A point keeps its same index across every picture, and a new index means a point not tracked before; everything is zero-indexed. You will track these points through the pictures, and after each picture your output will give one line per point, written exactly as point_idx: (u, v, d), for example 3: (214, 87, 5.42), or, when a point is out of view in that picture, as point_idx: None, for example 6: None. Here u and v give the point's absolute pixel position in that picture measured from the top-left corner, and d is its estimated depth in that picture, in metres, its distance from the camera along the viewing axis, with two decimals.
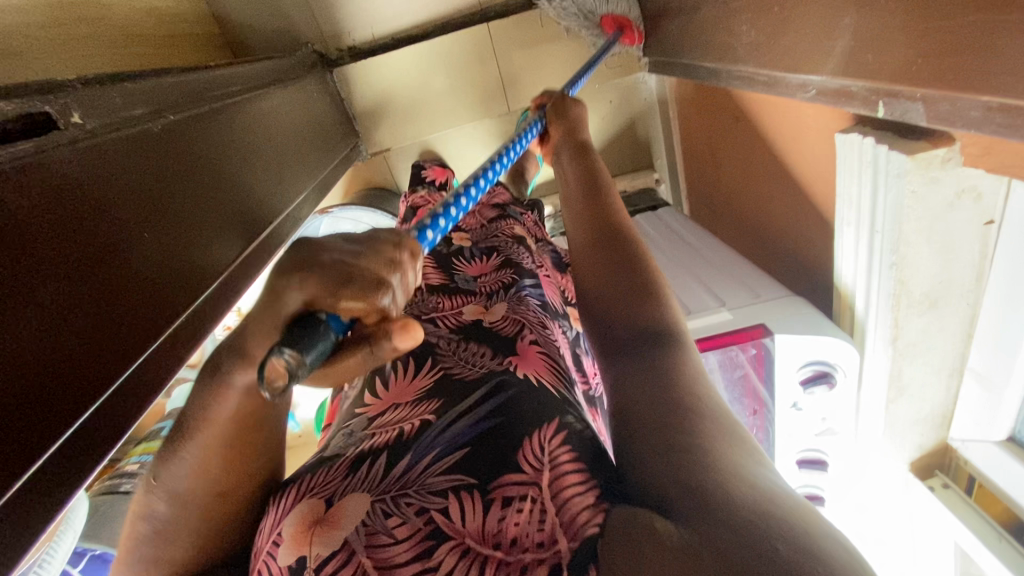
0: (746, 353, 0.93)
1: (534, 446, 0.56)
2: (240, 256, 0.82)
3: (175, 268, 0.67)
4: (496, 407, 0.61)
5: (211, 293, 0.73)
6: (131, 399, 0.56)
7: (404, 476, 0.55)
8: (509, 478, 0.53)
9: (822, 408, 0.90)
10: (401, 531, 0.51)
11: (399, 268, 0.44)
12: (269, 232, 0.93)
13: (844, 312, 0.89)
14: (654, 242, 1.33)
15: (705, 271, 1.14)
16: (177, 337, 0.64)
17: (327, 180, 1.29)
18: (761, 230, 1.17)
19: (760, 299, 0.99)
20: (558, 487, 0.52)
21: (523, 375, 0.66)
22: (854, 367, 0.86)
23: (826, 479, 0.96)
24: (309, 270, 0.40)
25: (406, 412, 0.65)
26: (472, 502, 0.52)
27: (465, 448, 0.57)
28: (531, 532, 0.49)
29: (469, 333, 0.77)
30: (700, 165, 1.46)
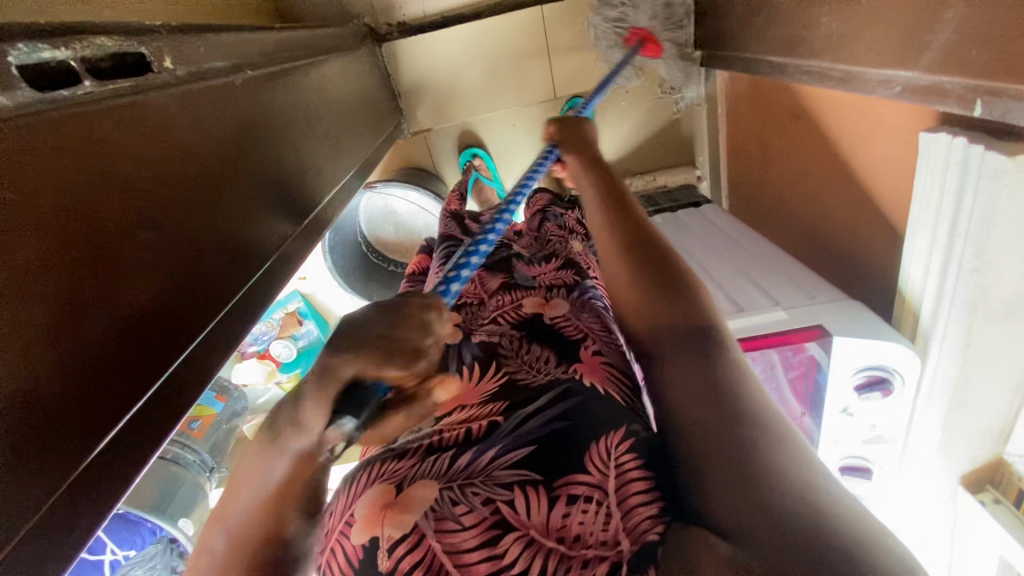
0: (800, 355, 0.92)
1: (600, 451, 0.53)
2: (302, 222, 0.82)
3: (253, 229, 0.68)
4: (565, 410, 0.59)
5: (274, 256, 0.73)
6: (205, 350, 0.58)
7: (471, 467, 0.54)
8: (577, 476, 0.51)
9: (873, 415, 0.89)
10: (468, 518, 0.50)
11: (431, 330, 0.49)
12: (326, 200, 0.93)
13: (905, 319, 0.87)
14: (698, 239, 1.30)
15: (755, 270, 1.12)
16: (240, 300, 0.64)
17: (375, 154, 1.28)
18: (812, 231, 1.16)
19: (816, 300, 0.97)
20: (625, 494, 0.50)
21: (590, 383, 0.64)
22: (914, 375, 0.84)
23: (867, 488, 0.95)
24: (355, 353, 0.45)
25: (473, 413, 0.64)
26: (538, 496, 0.50)
27: (531, 446, 0.55)
28: (596, 530, 0.48)
29: (533, 333, 0.77)
30: (747, 164, 1.45)
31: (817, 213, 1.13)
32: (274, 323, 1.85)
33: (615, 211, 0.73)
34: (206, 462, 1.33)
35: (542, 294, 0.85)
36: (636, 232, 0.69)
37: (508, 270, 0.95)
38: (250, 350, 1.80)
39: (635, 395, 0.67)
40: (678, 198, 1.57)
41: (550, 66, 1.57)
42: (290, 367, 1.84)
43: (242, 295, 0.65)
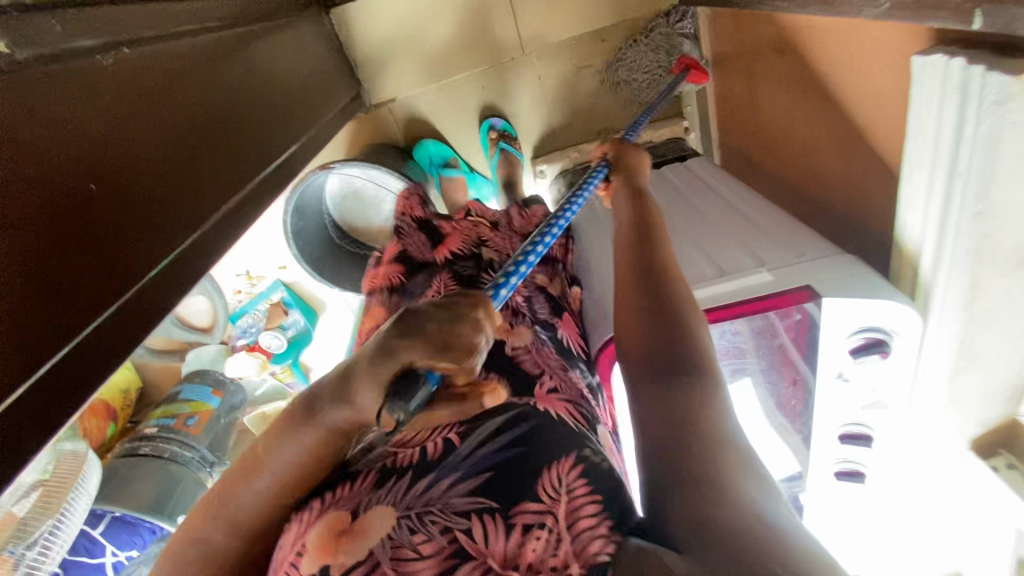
0: (790, 318, 0.85)
1: (553, 477, 0.58)
2: (225, 214, 0.77)
3: (160, 228, 0.63)
4: (519, 436, 0.62)
5: (175, 256, 0.66)
6: (97, 362, 0.54)
7: (427, 493, 0.57)
8: (528, 505, 0.56)
9: (871, 379, 0.82)
10: (425, 547, 0.53)
11: None
12: (256, 187, 0.86)
13: (903, 270, 0.79)
14: (684, 196, 1.19)
15: (741, 228, 1.01)
16: (126, 311, 0.58)
17: (325, 132, 1.19)
18: (800, 177, 1.06)
19: (805, 259, 0.87)
20: (575, 518, 0.55)
21: (546, 410, 0.68)
22: (913, 333, 0.76)
23: (868, 455, 0.89)
24: None
25: (427, 433, 0.65)
26: (495, 525, 0.54)
27: (486, 473, 0.58)
28: (546, 557, 0.52)
29: (495, 360, 0.78)
30: (733, 108, 1.33)
31: (808, 160, 1.02)
32: (260, 314, 1.84)
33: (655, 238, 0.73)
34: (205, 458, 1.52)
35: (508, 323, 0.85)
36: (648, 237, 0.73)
37: (476, 282, 0.94)
38: (238, 343, 1.83)
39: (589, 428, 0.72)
40: (664, 152, 1.46)
41: (515, 17, 1.50)
42: (281, 357, 1.85)
43: (151, 298, 0.61)
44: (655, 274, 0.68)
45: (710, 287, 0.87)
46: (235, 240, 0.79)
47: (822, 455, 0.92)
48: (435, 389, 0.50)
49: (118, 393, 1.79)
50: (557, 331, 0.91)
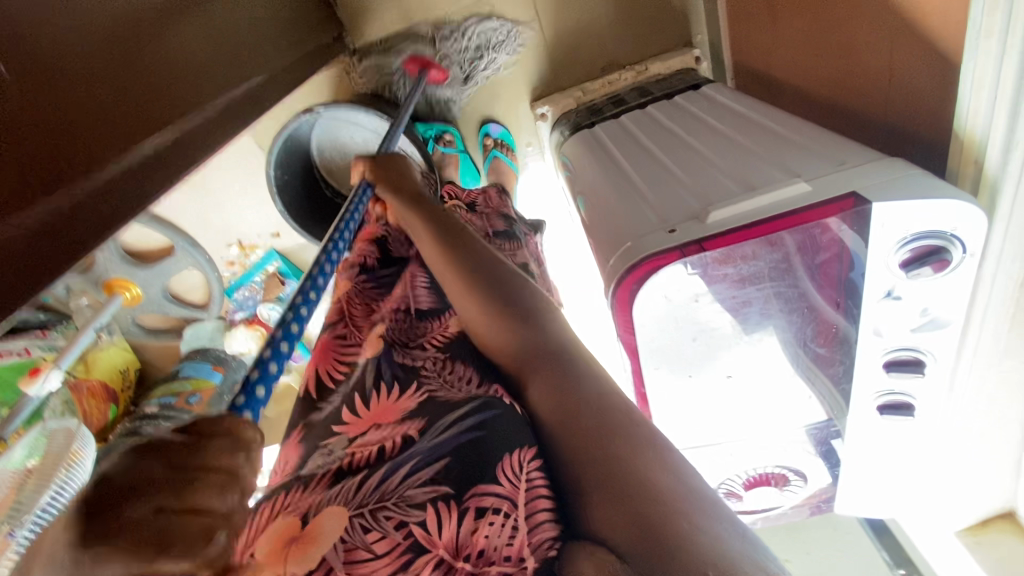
0: (833, 231, 0.75)
1: (513, 463, 0.56)
2: (183, 133, 0.68)
3: (106, 128, 0.56)
4: (482, 421, 0.60)
5: (130, 160, 0.58)
6: (48, 265, 0.46)
7: (380, 488, 0.55)
8: (486, 487, 0.53)
9: (925, 295, 0.73)
10: (379, 545, 0.52)
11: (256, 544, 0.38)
12: (221, 114, 0.77)
13: (964, 167, 0.72)
14: (701, 123, 1.09)
15: (765, 147, 0.91)
16: (78, 206, 0.50)
17: (301, 69, 1.10)
18: (832, 86, 0.95)
19: (845, 167, 0.77)
20: (533, 508, 0.53)
21: (508, 401, 0.64)
22: (976, 241, 0.68)
23: (915, 384, 0.82)
24: None
25: (388, 431, 0.63)
26: (449, 513, 0.53)
27: (445, 459, 0.56)
28: (499, 545, 0.50)
29: (458, 352, 0.74)
30: (750, 24, 1.20)
31: (839, 66, 0.92)
32: (257, 287, 1.78)
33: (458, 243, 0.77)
34: None
35: None
36: (478, 273, 0.73)
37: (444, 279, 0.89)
38: (237, 317, 1.79)
39: None
40: (673, 84, 1.35)
41: None
42: None
43: (108, 207, 0.53)
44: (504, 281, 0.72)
45: (740, 205, 0.78)
46: (206, 161, 0.70)
47: (867, 388, 0.84)
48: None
49: (117, 373, 1.73)
50: None
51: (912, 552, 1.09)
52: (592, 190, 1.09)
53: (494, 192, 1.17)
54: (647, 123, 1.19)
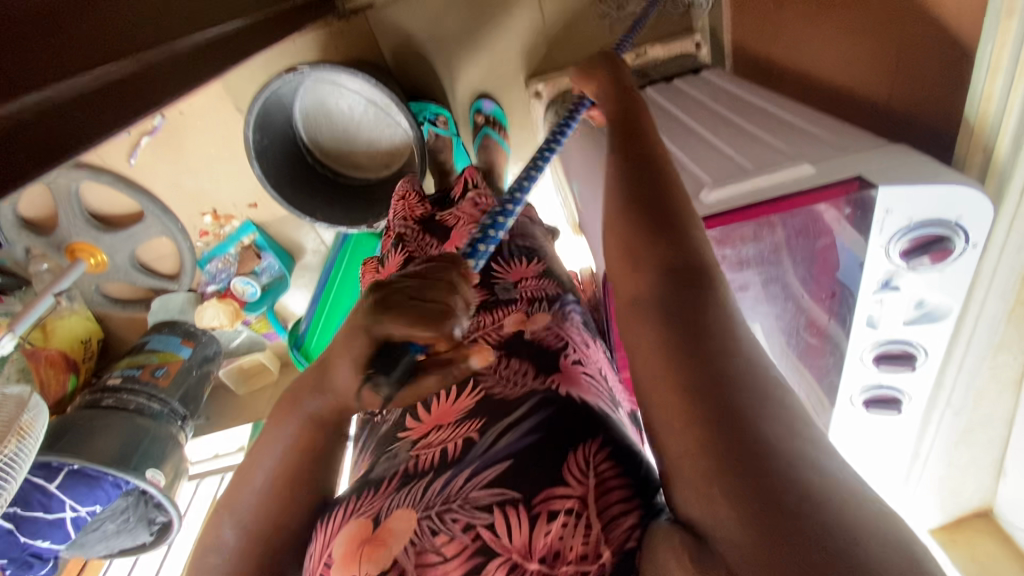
0: (840, 214, 0.72)
1: (578, 459, 0.53)
2: (139, 70, 0.62)
3: (51, 52, 0.50)
4: (541, 422, 0.57)
5: (78, 87, 0.52)
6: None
7: (446, 491, 0.53)
8: (554, 490, 0.50)
9: (922, 287, 0.72)
10: (449, 548, 0.49)
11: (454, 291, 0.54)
12: (183, 56, 0.72)
13: (973, 155, 0.75)
14: (699, 104, 1.05)
15: (766, 129, 0.88)
16: (18, 126, 0.44)
17: (275, 24, 1.03)
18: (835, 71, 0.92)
19: (849, 151, 0.75)
20: (605, 503, 0.50)
21: (567, 393, 0.61)
22: (980, 232, 0.66)
23: (907, 378, 0.81)
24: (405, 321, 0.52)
25: (448, 433, 0.60)
26: (518, 516, 0.49)
27: (507, 461, 0.54)
28: (575, 543, 0.48)
29: (513, 347, 0.69)
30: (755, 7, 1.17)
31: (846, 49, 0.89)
32: (230, 258, 1.69)
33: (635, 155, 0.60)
34: (175, 410, 1.50)
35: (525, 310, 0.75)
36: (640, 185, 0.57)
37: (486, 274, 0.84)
38: (208, 290, 1.68)
39: (617, 407, 0.65)
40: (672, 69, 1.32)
41: None
42: (255, 307, 1.69)
43: (62, 129, 0.48)
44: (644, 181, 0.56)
45: (740, 184, 0.75)
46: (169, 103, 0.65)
47: (852, 382, 0.83)
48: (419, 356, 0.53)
49: (79, 342, 1.64)
50: (583, 303, 0.81)
51: None
52: (587, 167, 1.05)
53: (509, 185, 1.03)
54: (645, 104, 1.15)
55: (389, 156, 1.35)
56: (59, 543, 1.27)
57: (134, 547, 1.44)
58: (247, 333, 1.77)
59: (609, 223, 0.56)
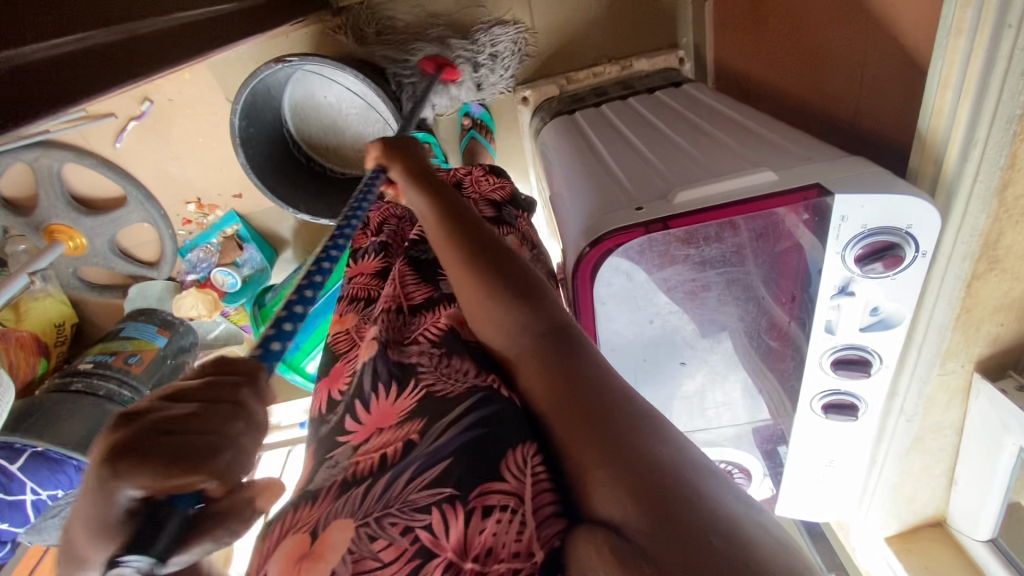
0: (800, 218, 0.75)
1: (517, 458, 0.53)
2: (120, 44, 0.65)
3: (32, 20, 0.52)
4: (482, 417, 0.57)
5: (58, 53, 0.54)
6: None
7: (387, 495, 0.54)
8: (490, 487, 0.51)
9: (874, 293, 0.75)
10: (388, 553, 0.50)
11: (243, 411, 0.44)
12: (161, 34, 0.73)
13: (924, 168, 0.74)
14: (677, 113, 1.08)
15: (738, 138, 0.91)
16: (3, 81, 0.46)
17: (263, 14, 1.05)
18: (808, 86, 0.95)
19: (811, 161, 0.77)
20: (539, 502, 0.50)
21: (505, 393, 0.61)
22: (928, 240, 0.69)
23: (861, 385, 0.83)
24: (161, 461, 0.39)
25: (390, 435, 0.62)
26: (455, 514, 0.49)
27: (446, 461, 0.54)
28: (507, 541, 0.47)
29: (453, 345, 0.70)
30: (736, 26, 1.20)
31: (816, 66, 0.93)
32: (212, 248, 1.68)
33: (483, 246, 0.67)
34: None
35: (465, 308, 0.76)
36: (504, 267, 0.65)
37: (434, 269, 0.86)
38: (188, 279, 1.69)
39: None
40: (654, 81, 1.36)
41: None
42: (235, 297, 1.69)
43: (32, 87, 0.49)
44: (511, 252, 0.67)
45: (706, 187, 0.77)
46: (150, 75, 0.67)
47: (811, 387, 0.85)
48: (194, 513, 0.40)
49: (50, 326, 1.63)
50: None
51: (844, 556, 1.13)
52: (563, 168, 1.07)
53: (480, 172, 1.05)
54: (625, 113, 1.18)
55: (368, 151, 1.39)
56: (17, 526, 1.27)
57: None
58: (225, 326, 1.74)
59: (480, 295, 0.63)
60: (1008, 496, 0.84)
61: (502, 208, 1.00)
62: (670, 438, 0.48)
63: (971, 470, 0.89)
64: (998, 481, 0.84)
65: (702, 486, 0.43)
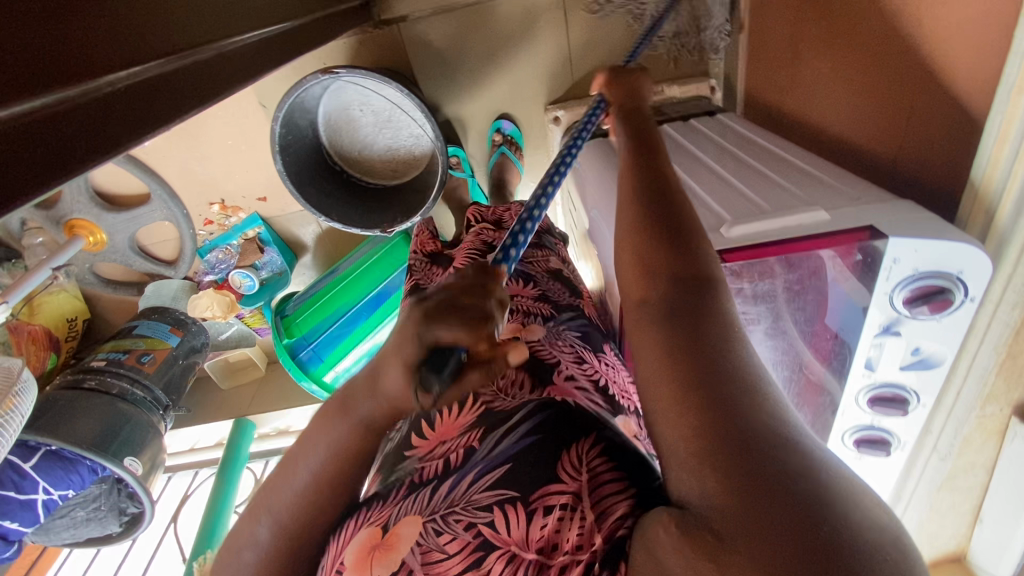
0: (848, 259, 0.77)
1: (572, 458, 0.55)
2: (202, 60, 0.67)
3: (130, 42, 0.54)
4: (538, 423, 0.59)
5: (151, 72, 0.56)
6: (57, 155, 0.42)
7: (452, 494, 0.55)
8: (550, 487, 0.52)
9: (920, 334, 0.76)
10: (452, 546, 0.51)
11: (497, 293, 0.48)
12: (234, 51, 0.75)
13: (974, 216, 0.76)
14: (717, 145, 1.10)
15: (782, 175, 0.93)
16: (103, 104, 0.48)
17: (313, 28, 1.06)
18: (850, 126, 0.98)
19: (858, 202, 0.80)
20: (598, 495, 0.52)
21: (559, 400, 0.63)
22: (978, 287, 0.71)
23: (898, 423, 0.85)
24: (450, 316, 0.45)
25: (451, 443, 0.61)
26: (517, 513, 0.51)
27: (507, 464, 0.55)
28: (570, 536, 0.50)
29: (512, 362, 0.70)
30: (772, 61, 1.22)
31: (857, 110, 0.95)
32: (233, 250, 1.66)
33: (640, 182, 0.61)
34: (158, 399, 1.47)
35: (520, 321, 0.79)
36: (639, 205, 0.59)
37: None
38: (207, 280, 1.66)
39: (609, 412, 0.68)
40: (688, 109, 1.37)
41: None
42: (252, 300, 1.66)
43: (116, 113, 0.50)
44: (664, 188, 0.60)
45: (758, 224, 0.79)
46: (223, 94, 0.69)
47: (845, 422, 0.87)
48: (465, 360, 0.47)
49: (62, 321, 1.60)
50: (578, 319, 0.85)
51: None
52: (602, 192, 1.08)
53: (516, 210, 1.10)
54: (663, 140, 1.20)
55: (405, 166, 1.40)
56: (27, 526, 1.23)
57: (100, 538, 1.39)
58: (237, 326, 1.74)
59: (629, 222, 0.58)
60: None
61: (541, 233, 1.03)
62: (791, 417, 0.43)
63: (999, 506, 0.91)
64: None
65: (813, 465, 0.39)
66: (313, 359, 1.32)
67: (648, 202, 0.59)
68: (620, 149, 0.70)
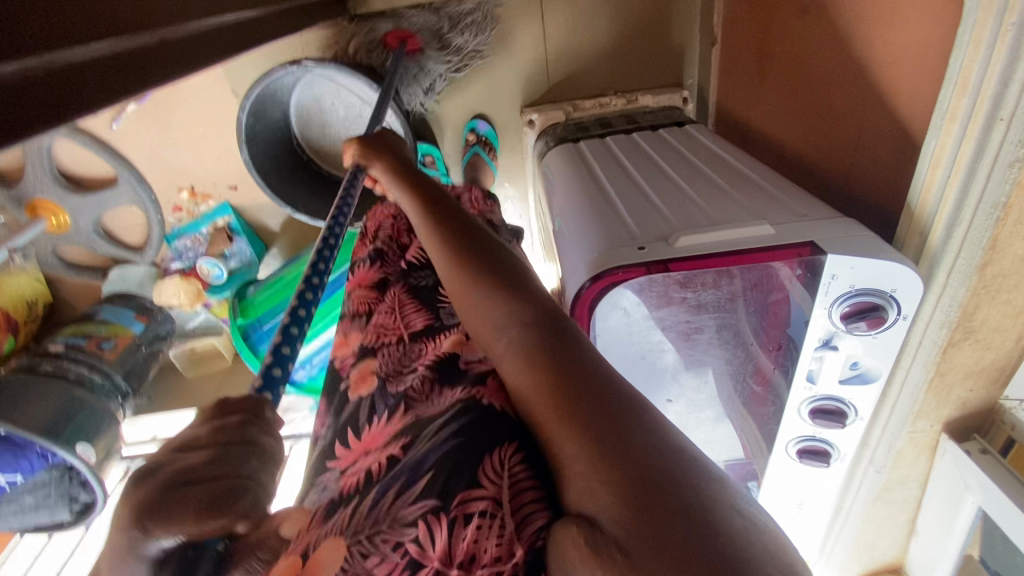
0: (793, 272, 0.79)
1: (493, 462, 0.53)
2: (156, 43, 0.66)
3: (84, 20, 0.53)
4: (459, 428, 0.57)
5: (101, 51, 0.56)
6: None
7: (375, 512, 0.52)
8: (471, 493, 0.50)
9: (856, 348, 0.78)
10: (379, 569, 0.48)
11: (254, 449, 0.46)
12: (190, 36, 0.74)
13: (910, 237, 0.79)
14: (682, 156, 1.11)
15: (738, 188, 0.95)
16: (48, 78, 0.48)
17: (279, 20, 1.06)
18: (808, 144, 0.99)
19: (805, 218, 0.81)
20: (519, 501, 0.50)
21: (489, 403, 0.60)
22: (909, 303, 0.74)
23: (837, 434, 0.87)
24: (187, 497, 0.41)
25: (376, 453, 0.62)
26: (438, 524, 0.48)
27: (429, 472, 0.53)
28: (489, 546, 0.46)
29: (447, 368, 0.69)
30: (741, 75, 1.24)
31: (815, 128, 0.97)
32: (201, 238, 1.64)
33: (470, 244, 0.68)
34: (117, 386, 1.44)
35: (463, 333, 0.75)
36: (483, 259, 0.65)
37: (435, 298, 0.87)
38: (173, 267, 1.64)
39: None
40: (658, 118, 1.38)
41: None
42: (218, 290, 1.62)
43: (58, 89, 0.49)
44: (486, 247, 0.67)
45: (708, 233, 0.80)
46: (174, 78, 0.68)
47: (788, 432, 0.89)
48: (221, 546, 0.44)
49: (22, 302, 1.57)
50: None
51: None
52: (565, 198, 1.09)
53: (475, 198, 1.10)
54: (630, 149, 1.21)
55: None
56: None
57: (49, 526, 1.34)
58: (205, 316, 1.71)
59: (469, 277, 0.64)
60: (965, 550, 0.89)
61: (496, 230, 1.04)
62: (681, 441, 0.46)
63: (932, 521, 0.94)
64: (956, 534, 0.89)
65: (704, 486, 0.42)
66: (269, 345, 1.31)
67: (483, 259, 0.65)
68: (430, 207, 0.76)
